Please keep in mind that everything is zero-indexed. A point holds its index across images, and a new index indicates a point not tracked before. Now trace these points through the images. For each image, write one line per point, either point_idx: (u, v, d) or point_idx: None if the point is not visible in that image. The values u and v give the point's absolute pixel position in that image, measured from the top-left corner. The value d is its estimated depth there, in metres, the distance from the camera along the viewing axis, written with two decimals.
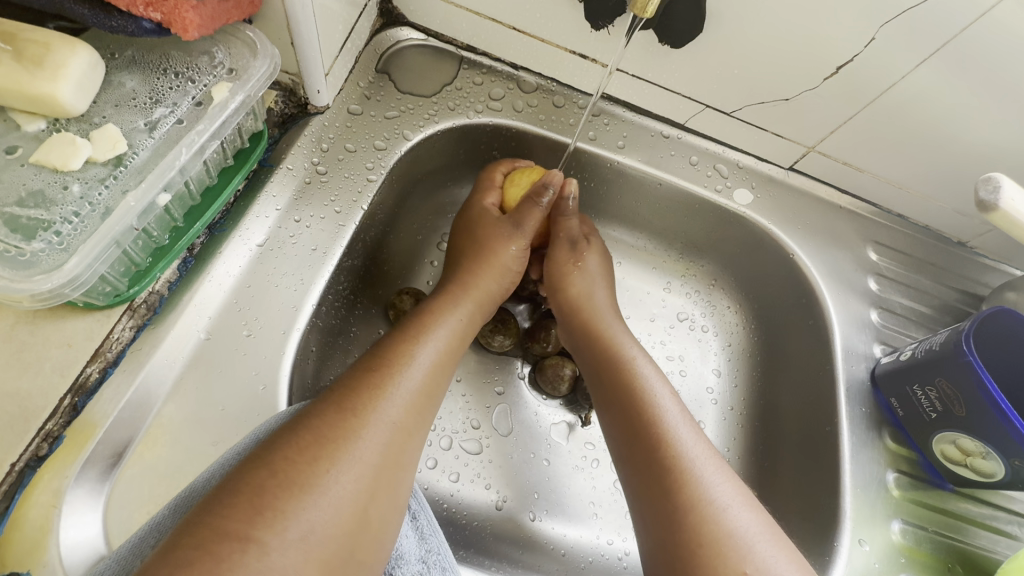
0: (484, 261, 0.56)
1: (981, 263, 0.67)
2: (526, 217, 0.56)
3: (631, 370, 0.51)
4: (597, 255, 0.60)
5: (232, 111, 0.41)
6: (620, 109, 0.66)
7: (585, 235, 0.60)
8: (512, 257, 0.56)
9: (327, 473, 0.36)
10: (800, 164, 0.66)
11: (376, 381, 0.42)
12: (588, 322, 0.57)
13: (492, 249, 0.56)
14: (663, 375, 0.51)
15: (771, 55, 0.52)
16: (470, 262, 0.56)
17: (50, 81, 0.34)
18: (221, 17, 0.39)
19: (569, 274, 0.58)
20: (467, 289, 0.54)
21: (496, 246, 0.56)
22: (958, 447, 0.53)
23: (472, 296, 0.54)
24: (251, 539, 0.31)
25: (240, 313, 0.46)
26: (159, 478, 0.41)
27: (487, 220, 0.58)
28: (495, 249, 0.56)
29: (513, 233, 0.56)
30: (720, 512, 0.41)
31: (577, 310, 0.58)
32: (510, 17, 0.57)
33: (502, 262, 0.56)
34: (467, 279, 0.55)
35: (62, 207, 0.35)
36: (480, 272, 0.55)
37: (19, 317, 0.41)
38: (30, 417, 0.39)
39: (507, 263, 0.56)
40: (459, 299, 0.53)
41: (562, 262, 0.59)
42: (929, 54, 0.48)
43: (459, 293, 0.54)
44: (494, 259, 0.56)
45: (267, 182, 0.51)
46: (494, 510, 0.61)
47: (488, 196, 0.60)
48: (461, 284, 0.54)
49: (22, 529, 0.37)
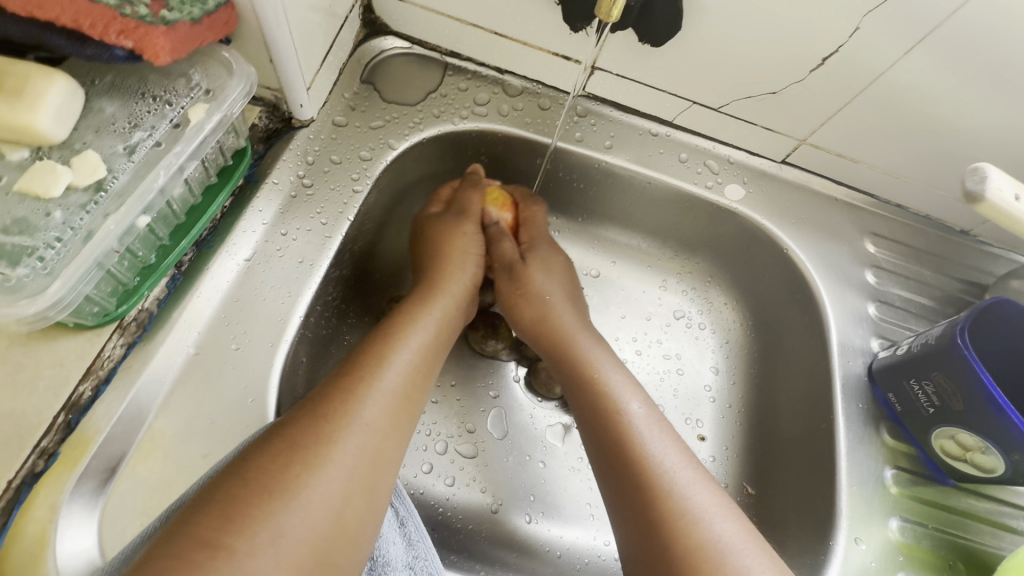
0: (445, 253, 0.58)
1: (985, 251, 0.65)
2: (466, 204, 0.61)
3: (603, 381, 0.51)
4: (545, 269, 0.60)
5: (208, 131, 0.42)
6: (606, 109, 0.65)
7: (522, 257, 0.60)
8: (468, 239, 0.59)
9: (300, 480, 0.36)
10: (792, 157, 0.65)
11: (351, 385, 0.42)
12: (549, 317, 0.57)
13: (447, 240, 0.58)
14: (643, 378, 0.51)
15: (752, 48, 0.52)
16: (437, 259, 0.58)
17: (28, 111, 0.36)
18: (193, 41, 0.40)
19: (517, 280, 0.59)
20: (438, 288, 0.54)
21: (453, 233, 0.59)
22: (957, 442, 0.52)
23: (446, 293, 0.55)
24: (222, 546, 0.32)
25: (229, 327, 0.48)
26: (152, 491, 0.42)
27: (436, 221, 0.60)
28: (451, 238, 0.58)
29: (460, 220, 0.60)
30: (695, 522, 0.41)
31: (548, 300, 0.57)
32: (491, 22, 0.57)
33: (460, 248, 0.58)
34: (437, 277, 0.56)
35: (45, 233, 0.36)
36: (449, 267, 0.57)
37: (14, 339, 0.43)
38: (26, 435, 0.41)
39: (467, 247, 0.59)
40: (431, 299, 0.53)
41: (507, 295, 0.59)
42: (915, 42, 0.47)
43: (431, 291, 0.54)
44: (453, 248, 0.58)
45: (253, 197, 0.52)
46: (490, 513, 0.61)
47: (432, 207, 0.62)
48: (431, 282, 0.55)
49: (20, 543, 0.38)
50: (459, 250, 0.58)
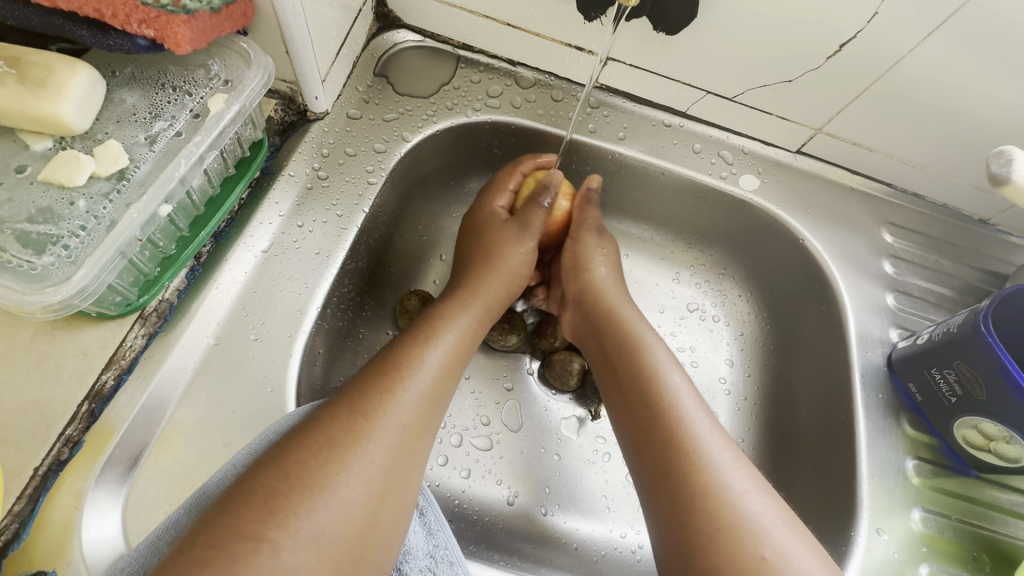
0: (492, 266, 0.57)
1: (1005, 241, 0.64)
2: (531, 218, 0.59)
3: (646, 354, 0.51)
4: (609, 253, 0.61)
5: (228, 121, 0.42)
6: (619, 100, 0.65)
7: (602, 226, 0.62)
8: (519, 258, 0.58)
9: (336, 475, 0.36)
10: (808, 146, 0.64)
11: (386, 386, 0.42)
12: (599, 310, 0.57)
13: (496, 252, 0.57)
14: (677, 360, 0.51)
15: (769, 35, 0.51)
16: (481, 269, 0.57)
17: (52, 101, 0.36)
18: (213, 30, 0.40)
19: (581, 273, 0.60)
20: (477, 293, 0.55)
21: (505, 250, 0.57)
22: (980, 432, 0.51)
23: (482, 300, 0.55)
24: (264, 539, 0.32)
25: (247, 318, 0.48)
26: (174, 479, 0.43)
27: (500, 226, 0.59)
28: (503, 253, 0.57)
29: (522, 235, 0.58)
30: (736, 497, 0.40)
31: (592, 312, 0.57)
32: (503, 13, 0.57)
33: (511, 266, 0.57)
34: (476, 285, 0.55)
35: (69, 222, 0.37)
36: (491, 279, 0.56)
37: (38, 328, 0.43)
38: (51, 423, 0.41)
39: (516, 267, 0.58)
40: (469, 302, 0.54)
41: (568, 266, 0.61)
42: (935, 26, 0.46)
43: (469, 296, 0.54)
44: (502, 265, 0.57)
45: (270, 189, 0.52)
46: (505, 505, 0.61)
47: (498, 200, 0.61)
48: (473, 288, 0.55)
49: (47, 529, 0.39)
50: (507, 265, 0.57)
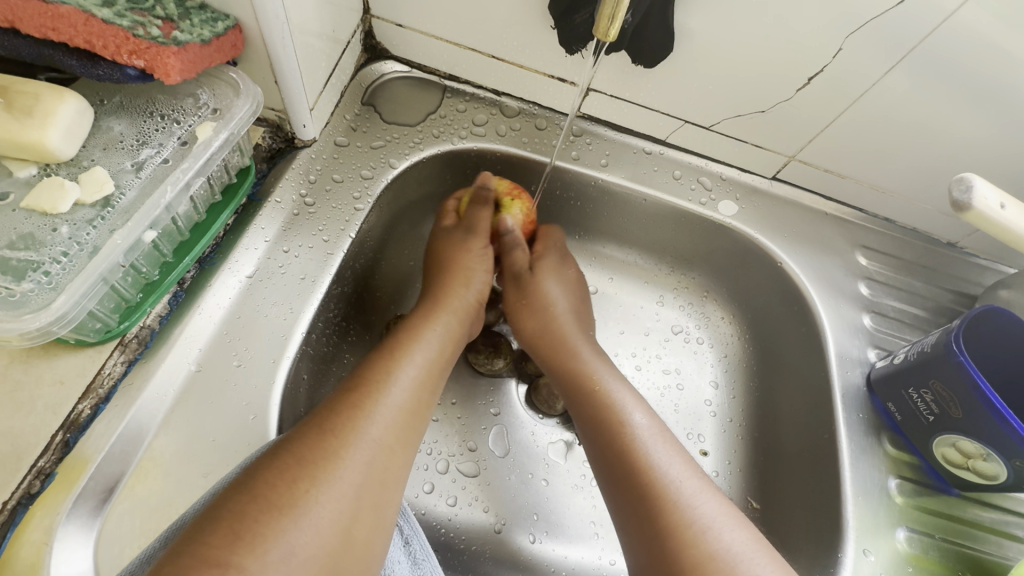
0: (450, 273, 0.57)
1: (972, 262, 0.66)
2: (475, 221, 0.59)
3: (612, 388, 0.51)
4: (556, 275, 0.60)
5: (215, 148, 0.43)
6: (601, 129, 0.67)
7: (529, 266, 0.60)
8: (473, 259, 0.58)
9: (308, 495, 0.36)
10: (782, 173, 0.66)
11: (358, 401, 0.42)
12: (562, 341, 0.57)
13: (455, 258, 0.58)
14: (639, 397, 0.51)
15: (742, 69, 0.54)
16: (441, 280, 0.57)
17: (38, 129, 0.37)
18: (204, 60, 0.40)
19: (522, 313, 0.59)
20: (441, 303, 0.55)
21: (461, 256, 0.58)
22: (958, 450, 0.52)
23: (449, 309, 0.55)
24: (231, 565, 0.31)
25: (230, 344, 0.47)
26: (151, 511, 0.41)
27: (450, 237, 0.60)
28: (459, 259, 0.58)
29: (468, 238, 0.59)
30: (704, 532, 0.41)
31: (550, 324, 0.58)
32: (487, 46, 0.59)
33: (467, 267, 0.58)
34: (442, 293, 0.56)
35: (51, 248, 0.37)
36: (453, 286, 0.56)
37: (14, 357, 0.42)
38: (23, 454, 0.40)
39: (472, 269, 0.58)
40: (434, 312, 0.53)
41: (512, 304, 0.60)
42: (897, 60, 0.48)
43: (433, 306, 0.54)
44: (457, 267, 0.57)
45: (256, 215, 0.53)
46: (493, 533, 0.60)
47: (445, 219, 0.62)
48: (436, 297, 0.55)
49: (13, 566, 0.37)
50: (462, 269, 0.58)
